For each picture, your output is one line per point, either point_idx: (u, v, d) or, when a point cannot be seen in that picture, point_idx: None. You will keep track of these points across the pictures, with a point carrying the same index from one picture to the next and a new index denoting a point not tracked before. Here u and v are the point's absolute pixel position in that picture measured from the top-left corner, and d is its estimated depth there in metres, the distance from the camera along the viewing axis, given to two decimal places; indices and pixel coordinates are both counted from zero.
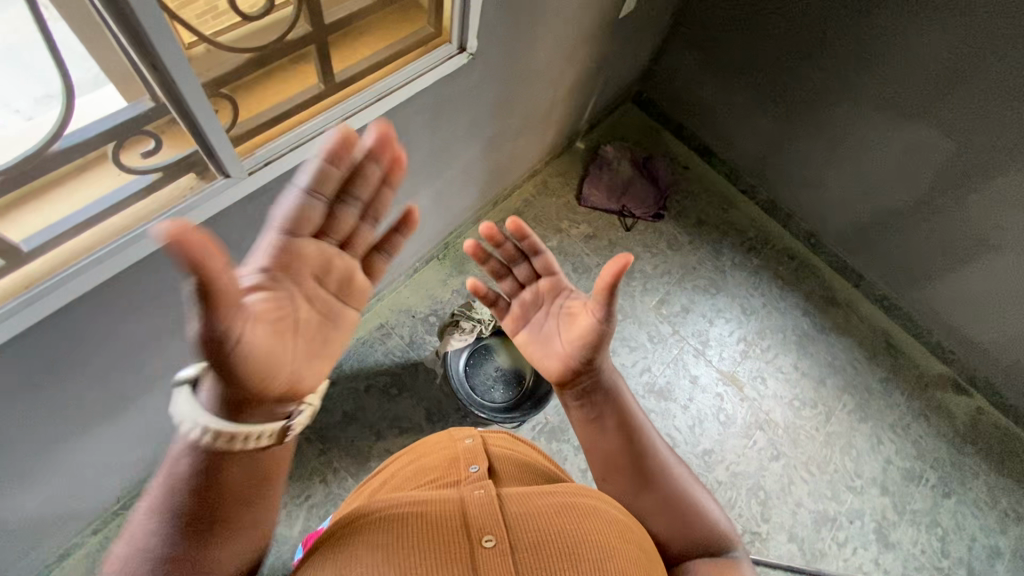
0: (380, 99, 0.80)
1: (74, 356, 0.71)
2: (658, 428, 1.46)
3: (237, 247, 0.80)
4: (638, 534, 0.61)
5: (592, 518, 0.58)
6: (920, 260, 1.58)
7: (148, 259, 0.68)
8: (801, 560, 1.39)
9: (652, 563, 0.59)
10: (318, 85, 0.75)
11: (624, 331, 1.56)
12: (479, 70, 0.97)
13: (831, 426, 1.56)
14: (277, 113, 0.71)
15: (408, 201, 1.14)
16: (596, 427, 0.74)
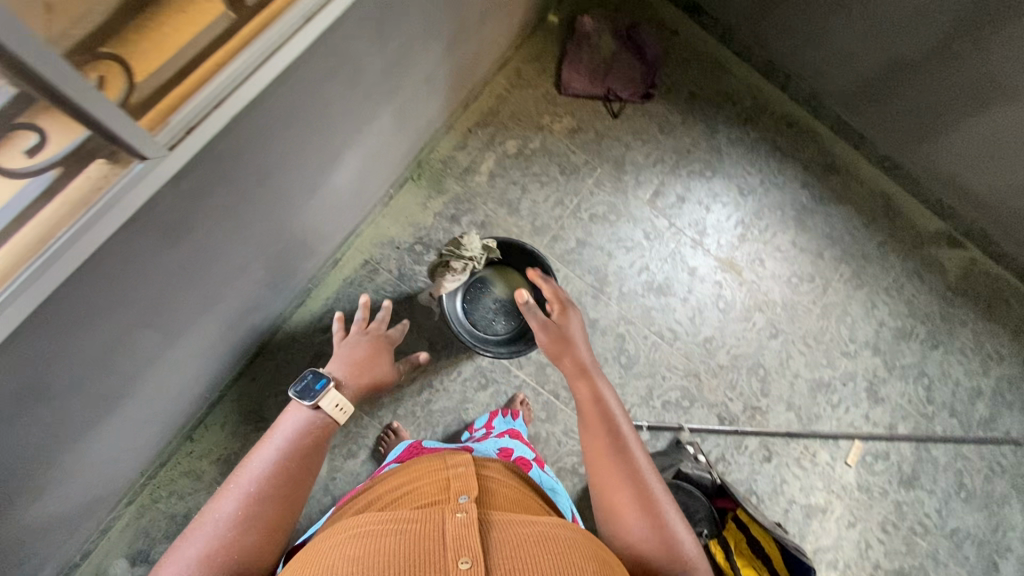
0: (311, 20, 0.65)
1: (42, 377, 0.65)
2: (660, 324, 1.46)
3: (185, 228, 0.69)
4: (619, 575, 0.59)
5: (573, 551, 0.56)
6: (926, 116, 1.48)
7: (82, 267, 0.58)
8: (798, 425, 1.48)
9: None
10: (228, 13, 0.59)
11: (619, 231, 1.49)
12: None
13: (828, 298, 1.57)
14: (185, 61, 0.57)
15: (370, 128, 1.00)
16: (593, 409, 0.84)
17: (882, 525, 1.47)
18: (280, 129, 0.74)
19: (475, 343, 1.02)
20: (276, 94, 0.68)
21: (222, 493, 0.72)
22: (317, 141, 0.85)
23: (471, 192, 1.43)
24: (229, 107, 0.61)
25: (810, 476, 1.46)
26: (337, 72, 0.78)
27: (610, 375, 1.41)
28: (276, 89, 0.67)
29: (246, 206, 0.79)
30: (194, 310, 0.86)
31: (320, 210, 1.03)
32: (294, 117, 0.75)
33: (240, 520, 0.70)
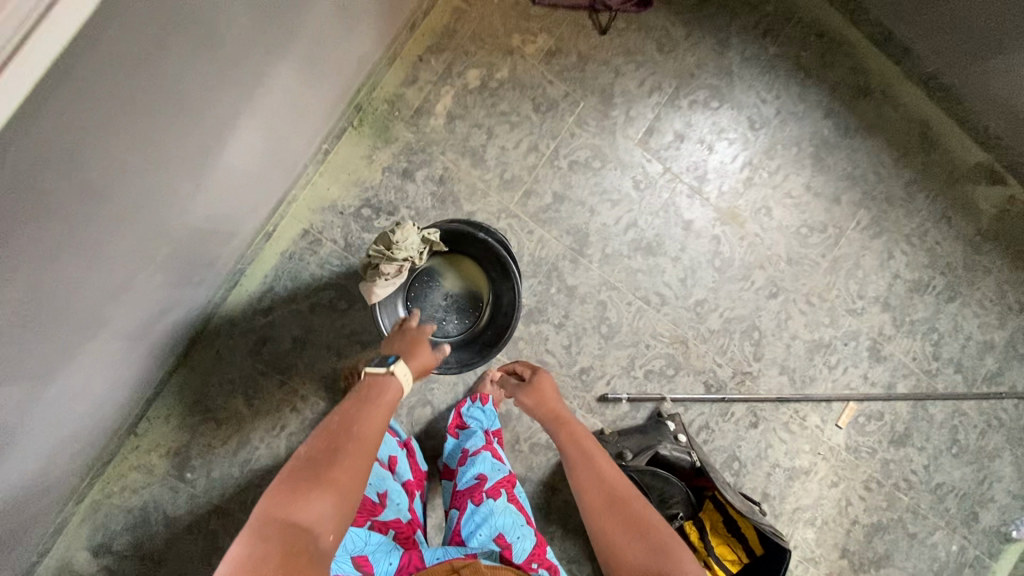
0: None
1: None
2: (646, 288, 1.30)
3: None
4: None
5: None
6: (986, 23, 1.21)
7: None
8: (791, 389, 1.39)
9: None
10: None
11: (603, 181, 1.27)
12: None
13: (839, 250, 1.39)
14: None
15: (266, 88, 0.77)
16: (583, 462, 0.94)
17: (865, 483, 1.44)
18: (103, 124, 0.54)
19: (425, 356, 0.87)
20: (59, 95, 0.47)
21: (296, 465, 0.65)
22: (177, 129, 0.64)
23: (426, 140, 1.20)
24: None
25: (797, 439, 1.40)
26: (173, 38, 0.55)
27: (589, 346, 1.28)
28: (66, 78, 0.46)
29: (89, 223, 0.61)
30: (64, 340, 0.71)
31: (223, 193, 0.84)
32: (115, 114, 0.54)
33: (327, 476, 0.63)
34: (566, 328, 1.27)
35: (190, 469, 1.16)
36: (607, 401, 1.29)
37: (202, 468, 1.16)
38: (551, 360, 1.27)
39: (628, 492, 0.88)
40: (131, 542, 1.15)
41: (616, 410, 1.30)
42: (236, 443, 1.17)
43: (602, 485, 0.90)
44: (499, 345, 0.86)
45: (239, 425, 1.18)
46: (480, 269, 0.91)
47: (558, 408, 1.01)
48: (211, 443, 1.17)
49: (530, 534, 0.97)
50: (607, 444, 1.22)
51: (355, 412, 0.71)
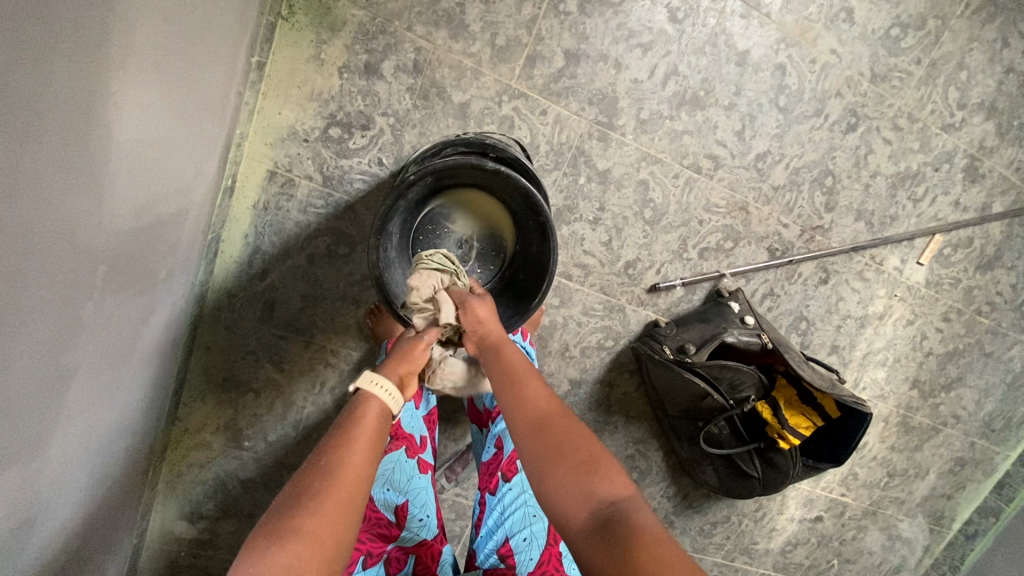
0: None
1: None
2: (695, 153, 1.06)
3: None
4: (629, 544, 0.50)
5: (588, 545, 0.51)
6: None
7: None
8: (868, 235, 1.20)
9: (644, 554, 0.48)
10: None
11: (629, 19, 0.96)
12: None
13: (939, 49, 1.07)
14: None
15: (113, 4, 0.49)
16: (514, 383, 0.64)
17: (944, 315, 1.33)
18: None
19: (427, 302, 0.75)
20: None
21: (263, 520, 0.49)
22: (27, 116, 0.41)
23: (386, 13, 0.89)
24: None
25: (872, 286, 1.26)
26: None
27: (633, 236, 1.10)
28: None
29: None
30: (33, 409, 0.58)
31: (139, 171, 0.62)
32: None
33: (296, 536, 0.47)
34: (604, 222, 1.08)
35: (246, 438, 1.14)
36: (659, 290, 1.14)
37: (257, 435, 1.14)
38: (592, 261, 1.10)
39: (581, 443, 0.58)
40: (218, 506, 1.19)
41: (669, 296, 1.16)
42: (281, 407, 1.13)
43: (551, 441, 0.58)
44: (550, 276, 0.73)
45: (277, 390, 1.12)
46: (488, 195, 0.73)
47: (495, 335, 0.69)
48: (257, 412, 1.12)
49: (541, 533, 0.80)
50: (665, 338, 1.12)
51: (324, 447, 0.55)
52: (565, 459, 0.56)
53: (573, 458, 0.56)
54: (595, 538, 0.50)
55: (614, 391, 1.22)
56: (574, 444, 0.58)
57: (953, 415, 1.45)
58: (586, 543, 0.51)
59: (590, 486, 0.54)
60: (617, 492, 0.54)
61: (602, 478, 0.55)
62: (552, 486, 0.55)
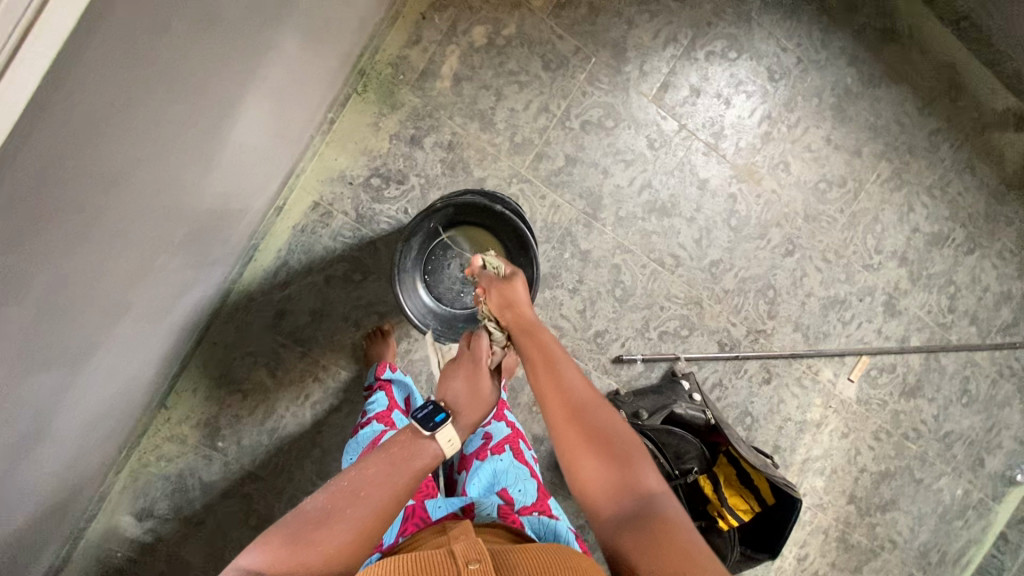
0: None
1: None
2: (660, 250, 1.29)
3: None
4: (661, 524, 0.62)
5: (626, 529, 0.62)
6: None
7: None
8: (804, 345, 1.40)
9: (673, 528, 0.61)
10: None
11: (617, 141, 1.24)
12: None
13: (858, 204, 1.36)
14: None
15: (266, 53, 0.72)
16: (554, 374, 0.75)
17: (874, 433, 1.47)
18: (118, 113, 0.53)
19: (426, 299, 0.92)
20: (97, 77, 0.48)
21: (354, 470, 0.68)
22: (192, 100, 0.63)
23: (433, 104, 1.16)
24: (41, 156, 0.46)
25: (809, 393, 1.42)
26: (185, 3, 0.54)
27: (603, 310, 1.29)
28: (81, 92, 0.47)
29: (92, 214, 0.57)
30: (93, 329, 0.71)
31: (231, 170, 0.82)
32: (135, 89, 0.53)
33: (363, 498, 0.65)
34: (580, 293, 1.27)
35: (221, 438, 1.20)
36: (622, 362, 1.30)
37: (232, 437, 1.21)
38: (566, 324, 1.27)
39: (615, 441, 0.71)
40: (172, 507, 1.21)
41: (630, 370, 1.31)
42: (263, 413, 1.21)
43: (586, 427, 0.71)
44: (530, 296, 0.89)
45: (264, 396, 1.21)
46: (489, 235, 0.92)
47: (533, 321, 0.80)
48: (239, 414, 1.20)
49: (533, 488, 0.82)
50: (623, 405, 1.24)
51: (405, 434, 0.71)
52: (603, 452, 0.70)
53: (608, 446, 0.70)
54: (624, 516, 0.64)
55: None
56: (608, 433, 0.72)
57: (890, 538, 1.51)
58: (615, 521, 0.64)
59: (629, 480, 0.67)
60: (650, 483, 0.67)
61: (636, 473, 0.68)
62: (587, 467, 0.69)
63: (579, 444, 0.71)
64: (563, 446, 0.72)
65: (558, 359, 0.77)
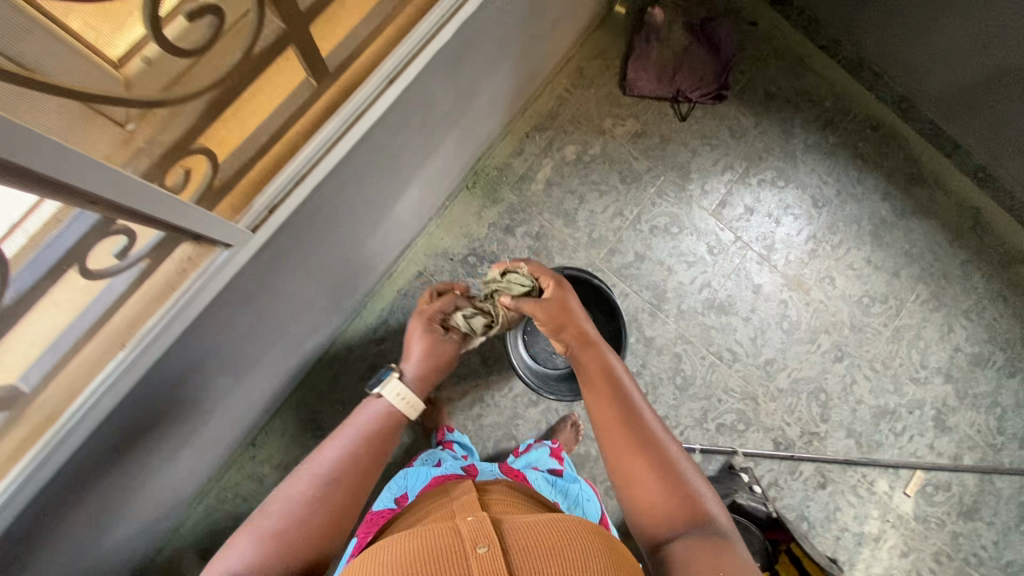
0: (392, 81, 0.69)
1: (112, 422, 0.66)
2: (718, 344, 1.41)
3: (216, 306, 0.69)
4: (717, 548, 0.64)
5: (685, 546, 0.65)
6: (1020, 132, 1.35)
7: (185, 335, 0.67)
8: (857, 452, 1.43)
9: (730, 554, 0.63)
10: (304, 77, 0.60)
11: (681, 245, 1.42)
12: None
13: (899, 320, 1.48)
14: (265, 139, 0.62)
15: (437, 151, 0.97)
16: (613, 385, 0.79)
17: (936, 556, 1.42)
18: (359, 179, 0.78)
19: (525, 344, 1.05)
20: (359, 155, 0.74)
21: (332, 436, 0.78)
22: (390, 176, 0.87)
23: (528, 201, 1.37)
24: (319, 199, 0.72)
25: (865, 504, 1.42)
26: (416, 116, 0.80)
27: (664, 395, 1.37)
28: (350, 163, 0.73)
29: (313, 245, 0.79)
30: (265, 343, 0.88)
31: (387, 236, 1.04)
32: (372, 167, 0.79)
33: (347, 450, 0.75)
34: (644, 377, 1.37)
35: None
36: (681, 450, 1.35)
37: None
38: None
39: (672, 455, 0.73)
40: None
41: None
42: None
43: (647, 449, 0.72)
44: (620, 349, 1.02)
45: None
46: None
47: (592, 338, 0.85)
48: None
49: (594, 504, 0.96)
50: None
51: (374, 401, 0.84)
52: (661, 464, 0.71)
53: (669, 471, 0.71)
54: (685, 543, 0.66)
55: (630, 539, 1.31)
56: (670, 459, 0.72)
57: None
58: (676, 545, 0.66)
59: (686, 498, 0.69)
60: (705, 503, 0.70)
61: (694, 491, 0.70)
62: (646, 489, 0.71)
63: (638, 467, 0.71)
64: (619, 463, 0.73)
65: (614, 374, 0.80)
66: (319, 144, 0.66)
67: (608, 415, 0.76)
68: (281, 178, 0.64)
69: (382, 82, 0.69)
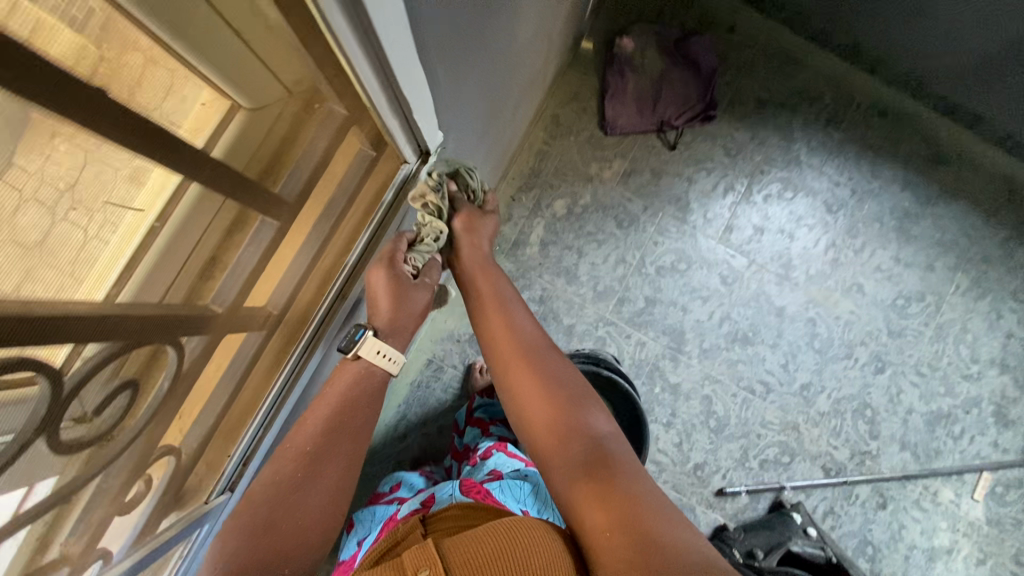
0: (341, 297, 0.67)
1: None
2: (747, 378, 1.34)
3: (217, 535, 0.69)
4: (604, 473, 0.60)
5: (578, 480, 0.61)
6: None
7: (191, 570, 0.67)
8: (915, 465, 1.35)
9: (619, 479, 0.60)
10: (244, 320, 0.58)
11: (692, 281, 1.35)
12: (460, 132, 0.72)
13: (941, 316, 1.38)
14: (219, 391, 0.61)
15: None
16: (508, 325, 0.75)
17: (1017, 559, 1.34)
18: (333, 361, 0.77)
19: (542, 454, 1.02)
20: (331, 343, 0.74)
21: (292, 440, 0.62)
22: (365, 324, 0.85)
23: (525, 267, 1.32)
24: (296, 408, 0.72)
25: (932, 517, 1.34)
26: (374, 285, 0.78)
27: (699, 441, 1.32)
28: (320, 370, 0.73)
29: None
30: None
31: None
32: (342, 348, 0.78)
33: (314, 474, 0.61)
34: (674, 426, 1.32)
35: None
36: (726, 495, 1.31)
37: None
38: (664, 458, 1.32)
39: (568, 387, 0.70)
40: None
41: (735, 503, 1.31)
42: None
43: (540, 380, 0.70)
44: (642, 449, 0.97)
45: None
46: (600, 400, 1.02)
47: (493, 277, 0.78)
48: None
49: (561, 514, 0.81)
50: (734, 542, 1.22)
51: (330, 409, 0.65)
52: (555, 400, 0.69)
53: (564, 404, 0.68)
54: (575, 470, 0.62)
55: None
56: (567, 394, 0.70)
57: None
58: (567, 475, 0.62)
59: (579, 429, 0.66)
60: (602, 433, 0.66)
61: (590, 420, 0.67)
62: (542, 424, 0.68)
63: (534, 402, 0.69)
64: (515, 400, 0.71)
65: (510, 311, 0.76)
66: (281, 386, 0.65)
67: (504, 354, 0.73)
68: (251, 428, 0.64)
69: (332, 297, 0.67)
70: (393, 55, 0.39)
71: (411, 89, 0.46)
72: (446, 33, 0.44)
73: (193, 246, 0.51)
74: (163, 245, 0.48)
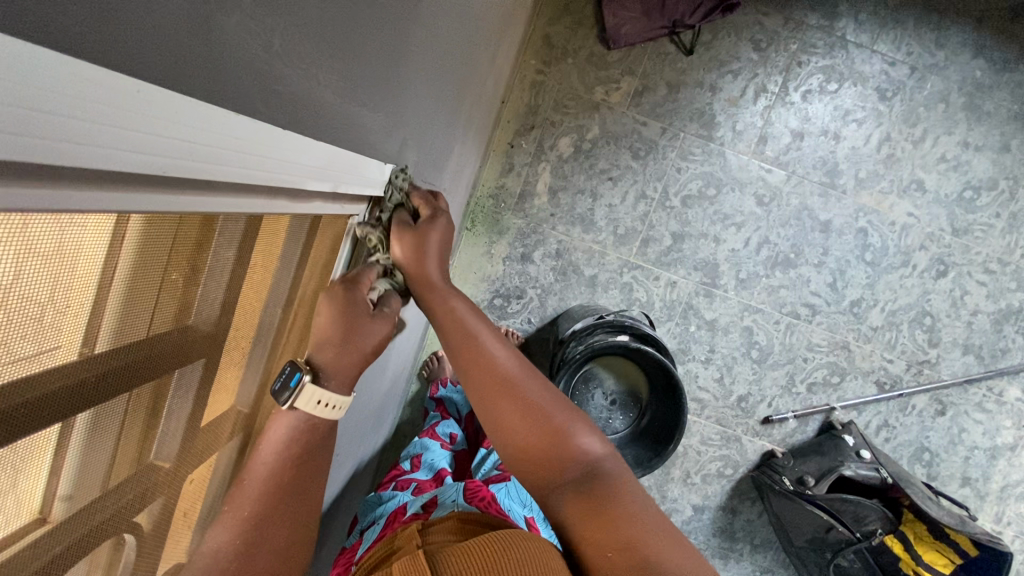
0: None
1: None
2: (791, 303, 1.24)
3: None
4: (605, 510, 0.49)
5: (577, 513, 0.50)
6: None
7: None
8: (980, 367, 1.26)
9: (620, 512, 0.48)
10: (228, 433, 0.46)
11: (723, 206, 1.21)
12: (432, 123, 0.59)
13: (1016, 203, 1.20)
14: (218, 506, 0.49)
15: None
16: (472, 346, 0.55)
17: None
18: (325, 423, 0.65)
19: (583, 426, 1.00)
20: None
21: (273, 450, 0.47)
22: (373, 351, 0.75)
23: (536, 221, 1.21)
24: None
25: (995, 417, 1.28)
26: None
27: (742, 373, 1.27)
28: None
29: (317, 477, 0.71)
30: None
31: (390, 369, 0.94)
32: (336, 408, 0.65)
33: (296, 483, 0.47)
34: (714, 362, 1.26)
35: None
36: (772, 422, 1.27)
37: None
38: (706, 395, 1.27)
39: (552, 406, 0.54)
40: None
41: (783, 428, 1.28)
42: None
43: (517, 404, 0.53)
44: (677, 433, 0.93)
45: None
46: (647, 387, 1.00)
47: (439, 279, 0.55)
48: None
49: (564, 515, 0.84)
50: (784, 470, 1.18)
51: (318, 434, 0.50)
52: (538, 427, 0.53)
53: (549, 422, 0.53)
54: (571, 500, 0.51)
55: (737, 517, 1.31)
56: (555, 405, 0.54)
57: None
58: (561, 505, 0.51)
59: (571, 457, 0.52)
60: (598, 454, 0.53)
61: (582, 442, 0.53)
62: (525, 452, 0.53)
63: (511, 424, 0.53)
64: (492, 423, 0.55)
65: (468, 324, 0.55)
66: None
67: (471, 374, 0.55)
68: None
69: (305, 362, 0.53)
70: (214, 166, 0.25)
71: (314, 174, 0.35)
72: (336, 80, 0.33)
73: (120, 431, 0.33)
74: (88, 428, 0.30)
